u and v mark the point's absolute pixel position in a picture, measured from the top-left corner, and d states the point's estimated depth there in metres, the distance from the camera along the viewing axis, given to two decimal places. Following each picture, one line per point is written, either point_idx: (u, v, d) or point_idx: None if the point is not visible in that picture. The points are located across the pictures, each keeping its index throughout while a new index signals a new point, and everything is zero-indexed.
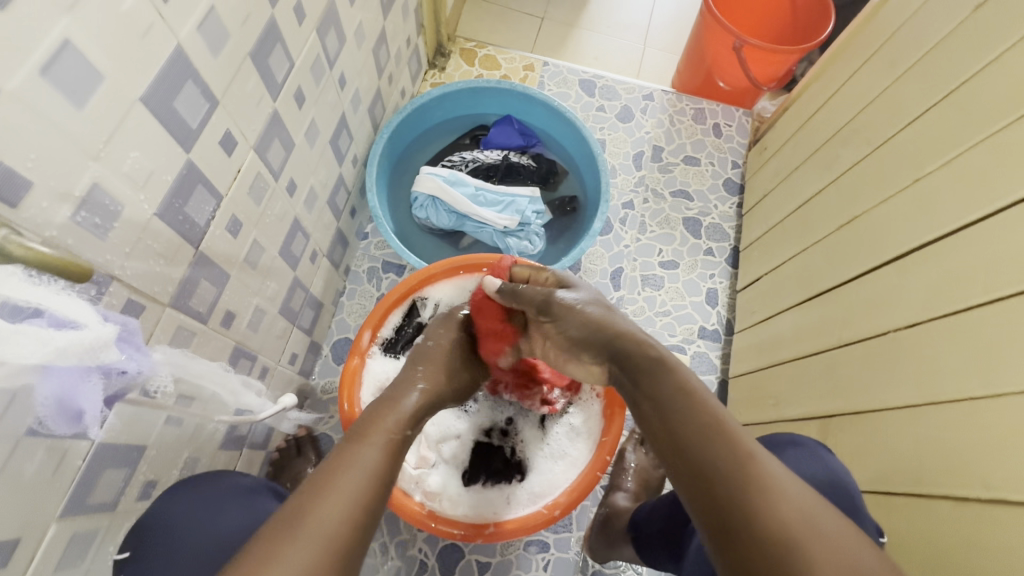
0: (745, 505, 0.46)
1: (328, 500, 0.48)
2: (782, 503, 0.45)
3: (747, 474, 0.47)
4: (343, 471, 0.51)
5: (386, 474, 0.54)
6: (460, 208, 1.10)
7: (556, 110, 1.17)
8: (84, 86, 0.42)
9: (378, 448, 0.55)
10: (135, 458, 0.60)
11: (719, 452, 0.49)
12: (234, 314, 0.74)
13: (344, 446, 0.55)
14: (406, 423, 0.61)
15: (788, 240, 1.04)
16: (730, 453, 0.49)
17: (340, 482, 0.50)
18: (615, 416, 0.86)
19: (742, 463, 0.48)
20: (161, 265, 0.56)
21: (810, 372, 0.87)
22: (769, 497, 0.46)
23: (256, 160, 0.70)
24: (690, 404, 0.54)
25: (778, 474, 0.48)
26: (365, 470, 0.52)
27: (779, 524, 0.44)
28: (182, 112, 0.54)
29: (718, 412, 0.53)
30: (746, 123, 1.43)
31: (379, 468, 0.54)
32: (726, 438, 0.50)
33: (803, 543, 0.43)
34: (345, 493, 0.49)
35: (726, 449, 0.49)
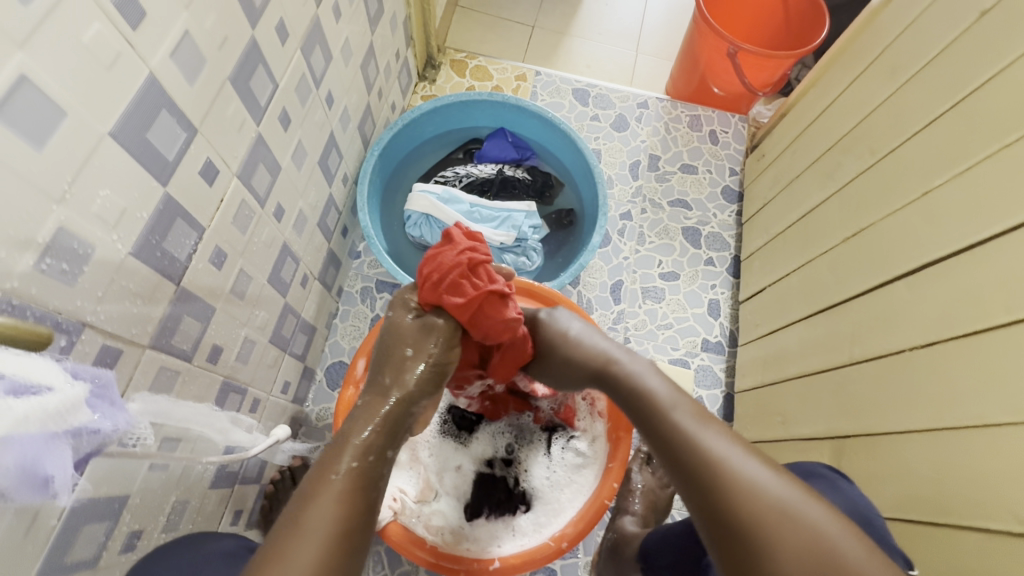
0: (718, 509, 0.46)
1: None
2: (753, 498, 0.45)
3: (716, 472, 0.47)
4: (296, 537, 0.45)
5: (344, 526, 0.47)
6: (455, 225, 1.07)
7: (551, 122, 1.15)
8: (40, 123, 0.39)
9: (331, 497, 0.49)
10: (117, 510, 0.56)
11: (689, 456, 0.50)
12: (221, 348, 0.70)
13: (295, 505, 0.48)
14: (362, 454, 0.53)
15: (791, 250, 1.02)
16: (694, 455, 0.49)
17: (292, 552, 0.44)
18: (621, 439, 0.83)
19: (707, 465, 0.48)
20: (138, 306, 0.53)
21: (820, 388, 0.84)
22: (738, 493, 0.45)
23: (240, 188, 0.67)
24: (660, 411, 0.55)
25: (744, 466, 0.47)
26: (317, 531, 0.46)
27: (754, 515, 0.44)
28: (156, 144, 0.51)
29: (677, 417, 0.54)
30: (742, 129, 1.41)
31: (332, 522, 0.47)
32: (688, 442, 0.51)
33: (776, 537, 0.43)
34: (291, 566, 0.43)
35: (692, 452, 0.50)
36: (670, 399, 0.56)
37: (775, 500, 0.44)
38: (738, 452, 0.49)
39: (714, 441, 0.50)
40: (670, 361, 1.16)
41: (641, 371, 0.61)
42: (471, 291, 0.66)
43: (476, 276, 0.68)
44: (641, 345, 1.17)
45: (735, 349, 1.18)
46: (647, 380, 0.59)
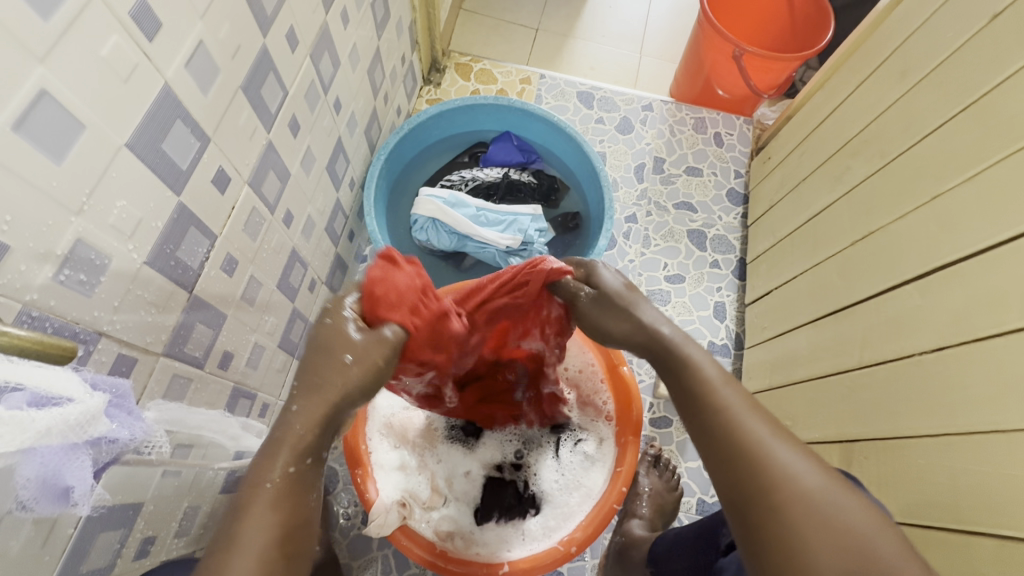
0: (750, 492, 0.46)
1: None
2: (788, 485, 0.45)
3: (755, 458, 0.47)
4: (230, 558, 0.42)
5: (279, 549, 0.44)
6: (461, 229, 1.07)
7: (556, 126, 1.15)
8: (62, 138, 0.40)
9: (268, 505, 0.45)
10: (132, 517, 0.57)
11: (728, 436, 0.49)
12: (232, 354, 0.71)
13: (224, 521, 0.44)
14: (288, 461, 0.47)
15: (799, 253, 1.02)
16: (735, 436, 0.49)
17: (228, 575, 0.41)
18: (630, 442, 0.82)
19: (748, 447, 0.48)
20: (153, 314, 0.53)
21: (829, 392, 0.84)
22: (774, 479, 0.45)
23: (252, 195, 0.67)
24: (702, 389, 0.54)
25: (784, 452, 0.47)
26: (252, 549, 0.42)
27: (789, 505, 0.44)
28: (171, 155, 0.51)
29: (723, 398, 0.52)
30: (747, 131, 1.41)
31: (272, 533, 0.44)
32: (731, 423, 0.50)
33: (803, 526, 0.43)
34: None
35: (733, 433, 0.49)
36: (715, 378, 0.54)
37: (810, 489, 0.44)
38: (778, 439, 0.48)
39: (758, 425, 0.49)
40: None
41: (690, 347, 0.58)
42: (425, 312, 0.64)
43: (427, 294, 0.65)
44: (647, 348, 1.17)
45: (742, 351, 1.18)
46: (694, 356, 0.57)
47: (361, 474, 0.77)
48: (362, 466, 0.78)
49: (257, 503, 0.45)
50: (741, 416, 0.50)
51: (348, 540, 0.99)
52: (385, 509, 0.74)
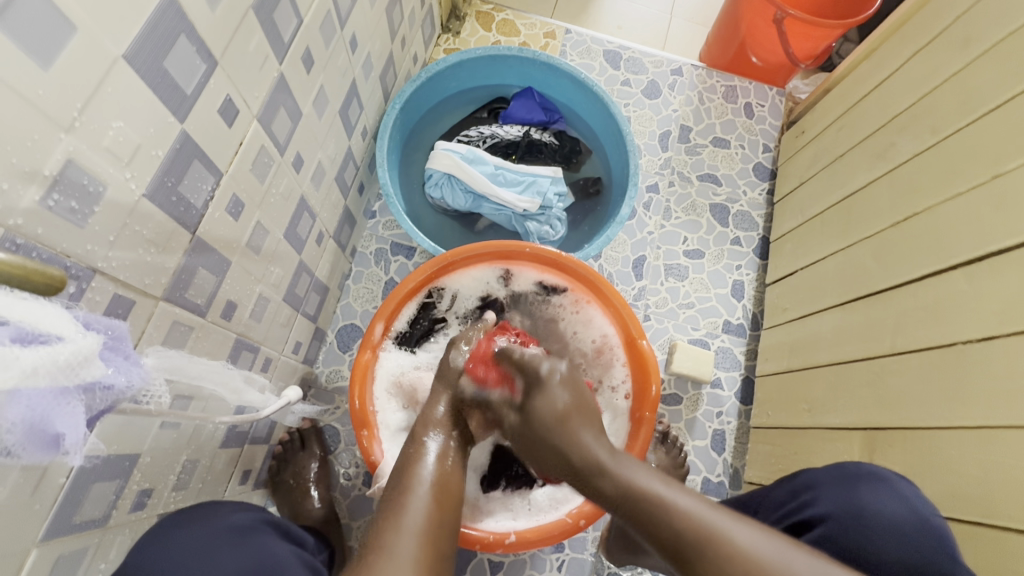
0: (706, 573, 0.49)
1: (393, 539, 0.52)
2: (742, 563, 0.47)
3: (707, 536, 0.50)
4: (410, 498, 0.57)
5: (440, 492, 0.59)
6: (477, 187, 1.02)
7: (582, 84, 1.08)
8: (47, 37, 0.34)
9: (429, 457, 0.63)
10: (128, 468, 0.54)
11: (666, 525, 0.52)
12: (236, 304, 0.67)
13: (395, 479, 0.60)
14: (448, 424, 0.69)
15: (830, 233, 0.98)
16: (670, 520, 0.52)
17: (404, 513, 0.55)
18: (645, 420, 0.80)
19: (698, 538, 0.50)
20: (152, 254, 0.49)
21: (854, 377, 0.81)
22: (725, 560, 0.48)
23: (260, 132, 0.61)
24: (624, 480, 0.57)
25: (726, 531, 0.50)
26: (421, 495, 0.58)
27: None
28: (173, 75, 0.45)
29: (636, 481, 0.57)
30: (779, 104, 1.34)
31: (433, 482, 0.60)
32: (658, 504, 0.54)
33: None
34: (407, 525, 0.54)
35: (681, 527, 0.51)
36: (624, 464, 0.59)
37: (766, 563, 0.47)
38: (708, 508, 0.53)
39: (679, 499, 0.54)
40: (690, 340, 1.13)
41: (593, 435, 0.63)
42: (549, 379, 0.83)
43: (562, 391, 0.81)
44: (661, 323, 1.14)
45: (758, 332, 1.15)
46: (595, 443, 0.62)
47: (367, 435, 0.76)
48: (368, 428, 0.77)
49: (423, 458, 0.63)
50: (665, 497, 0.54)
51: (348, 500, 0.98)
52: (389, 471, 0.74)
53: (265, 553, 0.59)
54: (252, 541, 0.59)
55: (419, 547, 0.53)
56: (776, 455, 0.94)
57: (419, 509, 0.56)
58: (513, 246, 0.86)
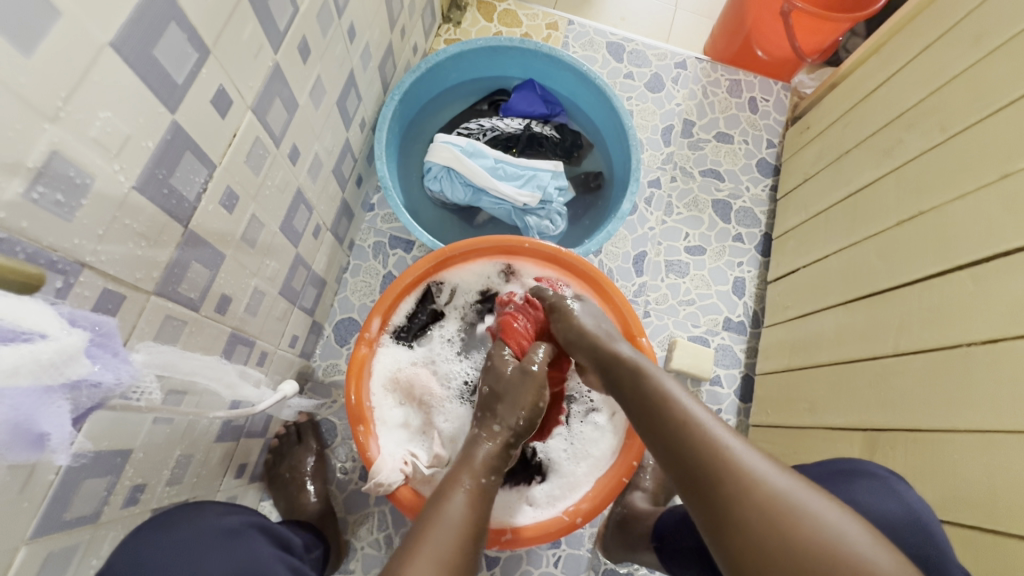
0: (711, 494, 0.50)
1: (417, 566, 0.51)
2: (751, 488, 0.48)
3: (715, 451, 0.52)
4: (436, 531, 0.55)
5: (472, 524, 0.58)
6: (477, 180, 1.00)
7: (584, 76, 1.06)
8: (30, 24, 0.33)
9: (461, 498, 0.60)
10: (120, 464, 0.53)
11: (690, 447, 0.53)
12: (230, 298, 0.66)
13: (422, 514, 0.58)
14: (486, 469, 0.64)
15: (833, 231, 0.96)
16: (694, 440, 0.53)
17: (430, 547, 0.54)
18: None
19: (713, 452, 0.52)
20: (143, 248, 0.48)
21: (856, 377, 0.81)
22: (731, 485, 0.49)
23: (255, 123, 0.60)
24: (661, 395, 0.60)
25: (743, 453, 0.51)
26: (451, 526, 0.56)
27: (760, 496, 0.48)
28: (164, 64, 0.44)
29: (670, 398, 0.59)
30: (784, 98, 1.32)
31: (464, 519, 0.58)
32: (687, 425, 0.55)
33: (753, 513, 0.47)
34: (433, 555, 0.53)
35: (693, 439, 0.54)
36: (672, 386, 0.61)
37: (773, 490, 0.48)
38: (722, 427, 0.54)
39: (711, 427, 0.54)
40: (690, 338, 1.13)
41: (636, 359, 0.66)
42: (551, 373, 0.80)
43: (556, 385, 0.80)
44: (661, 320, 1.13)
45: (758, 330, 1.14)
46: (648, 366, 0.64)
47: (363, 430, 0.75)
48: (365, 423, 0.76)
49: (453, 496, 0.60)
50: (698, 421, 0.55)
51: (344, 494, 0.98)
52: (387, 468, 0.73)
53: (250, 555, 0.59)
54: (240, 543, 0.59)
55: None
56: (775, 454, 0.94)
57: (447, 537, 0.56)
58: (517, 241, 0.85)
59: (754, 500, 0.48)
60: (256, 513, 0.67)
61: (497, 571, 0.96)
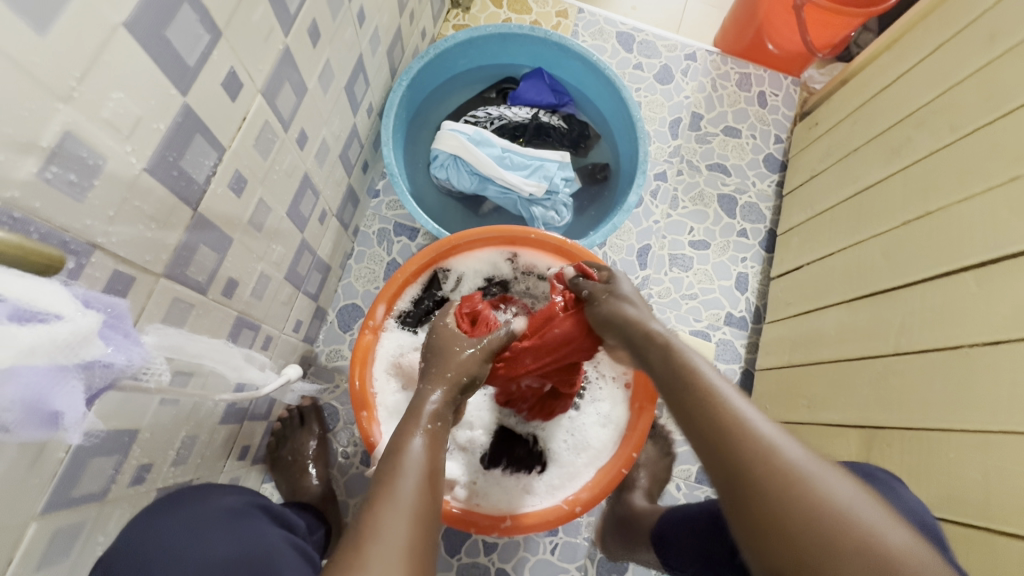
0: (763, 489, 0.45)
1: (383, 511, 0.51)
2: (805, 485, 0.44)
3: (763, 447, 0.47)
4: (402, 474, 0.55)
5: (432, 463, 0.57)
6: (484, 169, 1.00)
7: (593, 66, 1.05)
8: (45, 1, 0.33)
9: (419, 441, 0.59)
10: (127, 444, 0.54)
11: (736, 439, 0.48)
12: (237, 282, 0.66)
13: (384, 461, 0.57)
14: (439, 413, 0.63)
15: (839, 228, 0.96)
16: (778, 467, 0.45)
17: (399, 488, 0.53)
18: (645, 410, 0.80)
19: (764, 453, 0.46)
20: (153, 230, 0.48)
21: (857, 375, 0.81)
22: (827, 521, 0.42)
23: (264, 106, 0.60)
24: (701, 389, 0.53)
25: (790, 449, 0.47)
26: (414, 468, 0.55)
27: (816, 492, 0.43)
28: (176, 46, 0.44)
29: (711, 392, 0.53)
30: (793, 93, 1.31)
31: (425, 461, 0.57)
32: (764, 445, 0.47)
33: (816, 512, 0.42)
34: (396, 499, 0.52)
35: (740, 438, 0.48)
36: (734, 396, 0.52)
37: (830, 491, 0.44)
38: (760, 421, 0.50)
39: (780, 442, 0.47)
40: (691, 332, 1.13)
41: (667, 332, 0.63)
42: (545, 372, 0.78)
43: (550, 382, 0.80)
44: (663, 313, 1.14)
45: (760, 326, 1.14)
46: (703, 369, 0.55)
47: (366, 416, 0.76)
48: (368, 409, 0.76)
49: (411, 439, 0.59)
50: (772, 439, 0.47)
51: (345, 477, 0.99)
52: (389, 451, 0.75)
53: (255, 535, 0.60)
54: (244, 523, 0.60)
55: (413, 525, 0.51)
56: None
57: (411, 482, 0.54)
58: (523, 230, 0.85)
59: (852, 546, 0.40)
60: (251, 492, 0.68)
61: (494, 557, 0.97)
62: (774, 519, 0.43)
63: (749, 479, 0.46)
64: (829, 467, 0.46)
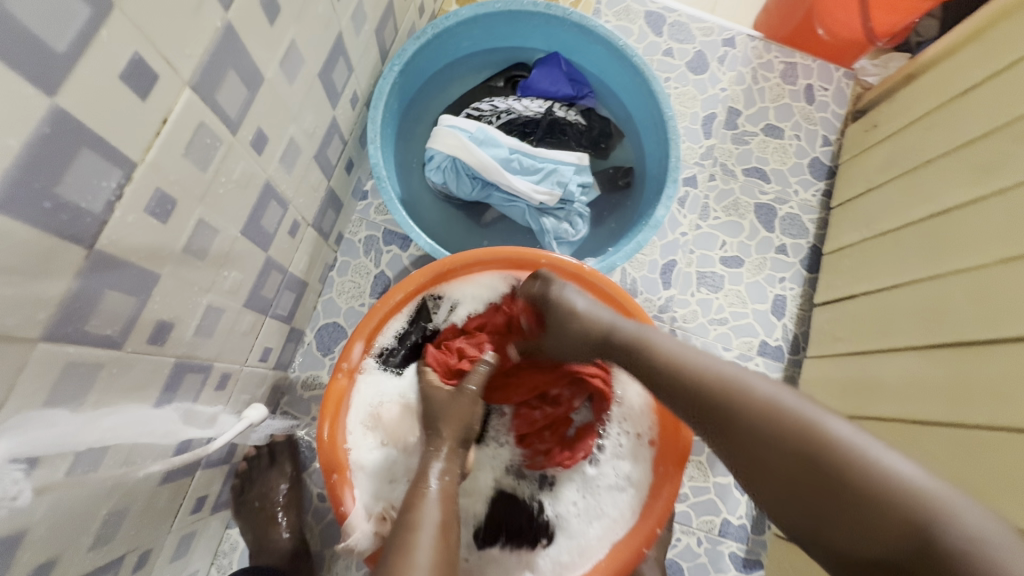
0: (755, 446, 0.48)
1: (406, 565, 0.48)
2: (790, 435, 0.46)
3: (739, 408, 0.50)
4: (419, 532, 0.51)
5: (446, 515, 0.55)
6: (487, 174, 0.85)
7: (619, 53, 0.89)
8: None
9: (434, 491, 0.57)
10: (9, 552, 0.41)
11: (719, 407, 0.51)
12: (171, 323, 0.53)
13: (401, 517, 0.54)
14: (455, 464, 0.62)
15: (905, 256, 0.82)
16: (763, 413, 0.48)
17: (416, 542, 0.50)
18: (672, 475, 0.67)
19: (745, 413, 0.49)
20: (12, 284, 0.34)
21: (924, 441, 0.69)
22: (822, 460, 0.43)
23: (197, 102, 0.45)
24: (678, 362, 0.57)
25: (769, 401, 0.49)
26: (431, 521, 0.53)
27: (799, 434, 0.46)
28: (27, 22, 0.30)
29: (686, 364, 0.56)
30: (845, 88, 1.14)
31: (442, 513, 0.55)
32: (736, 403, 0.50)
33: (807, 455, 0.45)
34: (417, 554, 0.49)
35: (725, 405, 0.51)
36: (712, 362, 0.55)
37: (819, 433, 0.45)
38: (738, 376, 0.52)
39: (757, 396, 0.50)
40: None
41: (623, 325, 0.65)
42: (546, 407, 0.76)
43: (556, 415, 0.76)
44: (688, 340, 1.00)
45: (798, 358, 1.00)
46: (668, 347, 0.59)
47: (338, 478, 0.64)
48: (339, 469, 0.65)
49: (424, 494, 0.56)
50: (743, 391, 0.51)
51: (320, 524, 0.87)
52: (362, 525, 0.63)
53: None
54: None
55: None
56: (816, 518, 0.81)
57: (429, 534, 0.52)
58: (534, 254, 0.73)
59: (861, 485, 0.41)
60: None
61: None
62: (769, 467, 0.47)
63: (752, 441, 0.48)
64: (813, 403, 0.48)
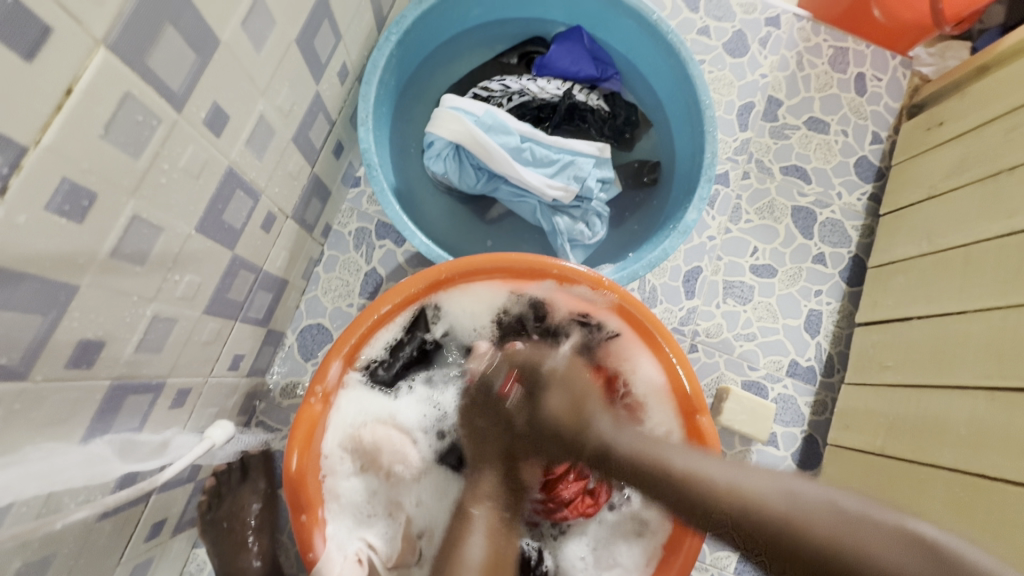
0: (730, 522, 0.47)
1: None
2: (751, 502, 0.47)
3: (702, 490, 0.50)
4: None
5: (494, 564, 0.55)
6: (495, 165, 0.75)
7: (651, 29, 0.77)
8: None
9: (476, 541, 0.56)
10: None
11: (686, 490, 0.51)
12: (99, 342, 0.43)
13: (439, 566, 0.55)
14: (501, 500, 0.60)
15: (978, 280, 0.73)
16: (829, 526, 0.43)
17: None
18: (693, 528, 0.58)
19: (712, 495, 0.49)
20: None
21: (991, 497, 0.62)
22: (794, 526, 0.44)
23: (121, 68, 0.35)
24: (632, 454, 0.55)
25: (715, 472, 0.51)
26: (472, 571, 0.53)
27: (762, 504, 0.46)
28: None
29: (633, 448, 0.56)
30: (901, 78, 1.01)
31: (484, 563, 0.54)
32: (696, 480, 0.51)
33: (771, 513, 0.45)
34: None
35: (687, 488, 0.51)
36: (666, 449, 0.55)
37: (773, 495, 0.46)
38: (686, 458, 0.53)
39: (711, 471, 0.51)
40: (744, 383, 0.89)
41: (619, 432, 0.59)
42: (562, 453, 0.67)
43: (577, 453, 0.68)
44: (711, 357, 0.90)
45: (832, 380, 0.90)
46: (681, 461, 0.53)
47: (308, 520, 0.56)
48: (310, 510, 0.56)
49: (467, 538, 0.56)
50: (693, 470, 0.52)
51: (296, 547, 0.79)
52: (337, 569, 0.56)
53: None
54: None
55: None
56: None
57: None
58: (544, 261, 0.63)
59: (838, 536, 0.42)
60: None
61: None
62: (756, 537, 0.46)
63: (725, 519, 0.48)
64: (760, 469, 0.50)
